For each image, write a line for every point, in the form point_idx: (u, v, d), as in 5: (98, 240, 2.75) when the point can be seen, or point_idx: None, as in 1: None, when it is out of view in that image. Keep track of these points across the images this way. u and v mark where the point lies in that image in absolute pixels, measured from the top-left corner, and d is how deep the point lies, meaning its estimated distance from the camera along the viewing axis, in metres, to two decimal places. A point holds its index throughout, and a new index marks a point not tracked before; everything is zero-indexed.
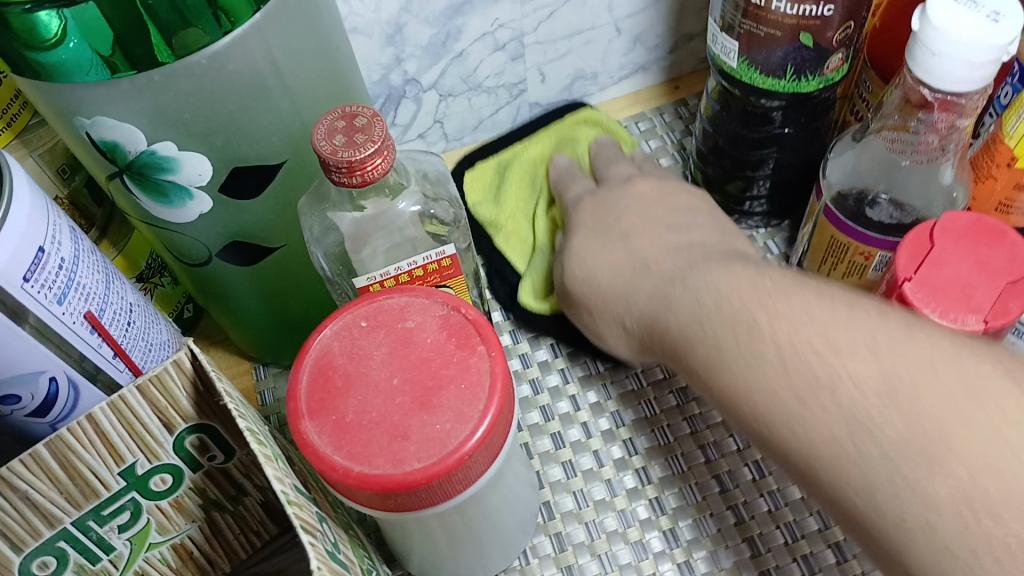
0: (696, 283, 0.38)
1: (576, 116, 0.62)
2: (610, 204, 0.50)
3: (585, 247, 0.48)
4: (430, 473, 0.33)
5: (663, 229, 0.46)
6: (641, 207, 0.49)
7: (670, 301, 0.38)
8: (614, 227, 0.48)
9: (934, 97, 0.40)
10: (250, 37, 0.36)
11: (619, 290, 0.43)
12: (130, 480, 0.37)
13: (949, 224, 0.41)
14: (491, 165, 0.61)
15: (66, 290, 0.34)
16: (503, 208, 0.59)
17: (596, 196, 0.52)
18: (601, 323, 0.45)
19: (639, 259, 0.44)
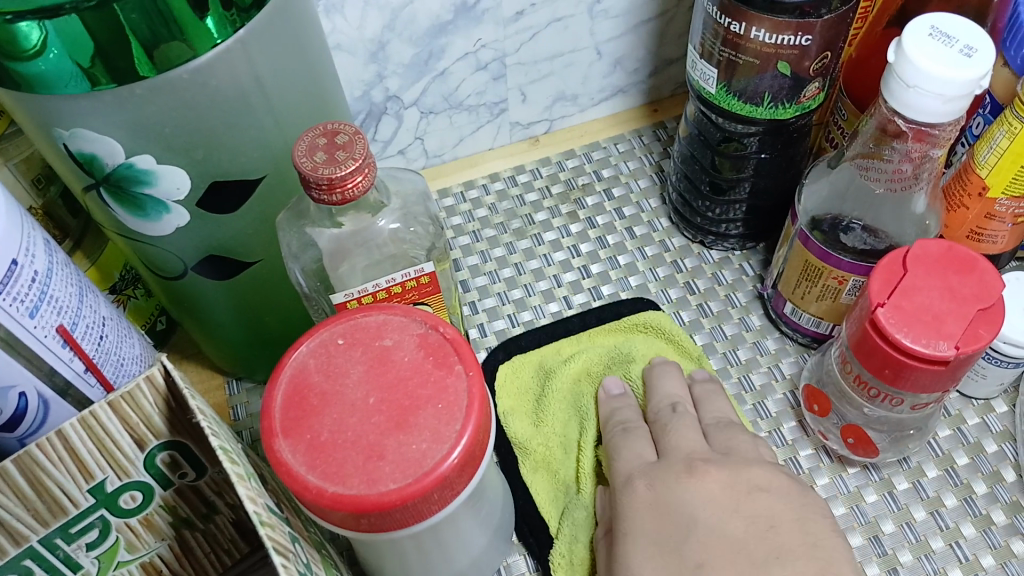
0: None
1: (632, 323, 0.54)
2: (679, 511, 0.41)
3: (646, 568, 0.40)
4: (405, 493, 0.33)
5: (750, 568, 0.38)
6: (712, 508, 0.41)
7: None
8: (683, 544, 0.40)
9: (909, 127, 0.41)
10: (233, 53, 0.36)
11: None
12: (100, 497, 0.37)
13: (921, 252, 0.41)
14: (531, 362, 0.53)
15: (38, 304, 0.34)
16: (540, 431, 0.50)
17: (656, 478, 0.43)
18: None
19: None
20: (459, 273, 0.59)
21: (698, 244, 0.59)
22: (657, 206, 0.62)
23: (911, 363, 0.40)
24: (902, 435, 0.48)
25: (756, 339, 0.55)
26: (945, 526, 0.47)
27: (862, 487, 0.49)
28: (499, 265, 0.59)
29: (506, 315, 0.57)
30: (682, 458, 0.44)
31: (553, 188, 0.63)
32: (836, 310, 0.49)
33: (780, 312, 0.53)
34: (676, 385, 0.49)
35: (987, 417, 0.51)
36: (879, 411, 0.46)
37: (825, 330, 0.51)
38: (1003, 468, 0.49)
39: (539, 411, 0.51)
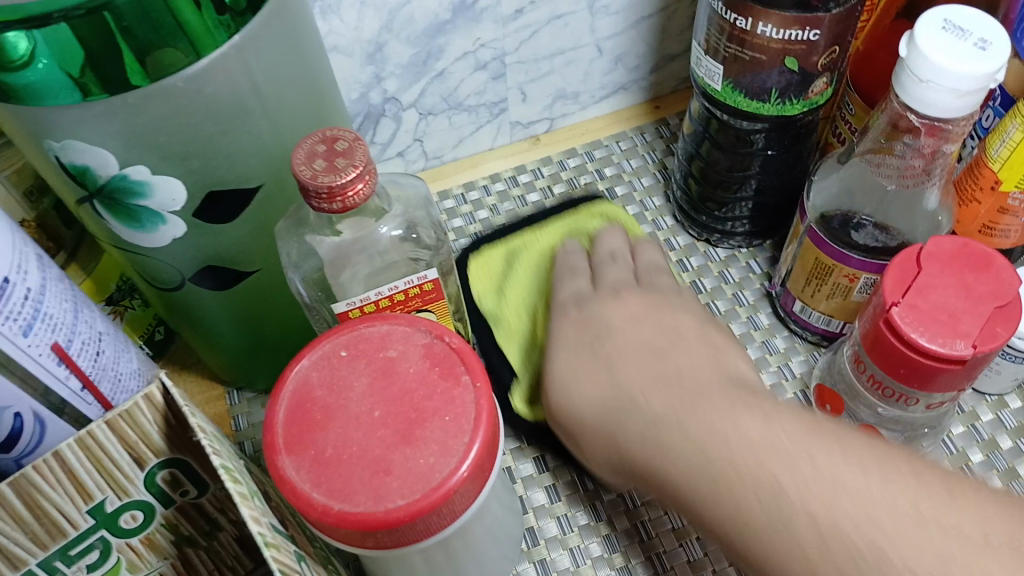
0: (694, 423, 0.34)
1: (592, 207, 0.56)
2: (598, 320, 0.44)
3: (564, 364, 0.42)
4: (412, 510, 0.32)
5: (652, 351, 0.40)
6: (625, 317, 0.43)
7: (668, 450, 0.34)
8: (593, 349, 0.42)
9: (922, 122, 0.40)
10: (229, 59, 0.35)
11: (607, 425, 0.38)
12: (99, 518, 0.36)
13: (934, 249, 0.41)
14: (500, 251, 0.55)
15: (32, 321, 0.33)
16: (508, 300, 0.53)
17: (582, 305, 0.46)
18: (589, 458, 0.41)
19: (625, 394, 0.38)
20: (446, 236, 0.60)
21: (703, 242, 0.58)
22: (661, 204, 0.60)
23: (928, 363, 0.39)
24: (916, 434, 0.47)
25: (764, 338, 0.54)
26: None
27: None
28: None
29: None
30: (605, 285, 0.47)
31: (555, 188, 0.62)
32: (846, 308, 0.48)
33: (789, 310, 0.53)
34: (618, 239, 0.51)
35: (1002, 414, 0.50)
36: (893, 411, 0.45)
37: (835, 328, 0.50)
38: (1018, 465, 0.48)
39: (504, 282, 0.53)
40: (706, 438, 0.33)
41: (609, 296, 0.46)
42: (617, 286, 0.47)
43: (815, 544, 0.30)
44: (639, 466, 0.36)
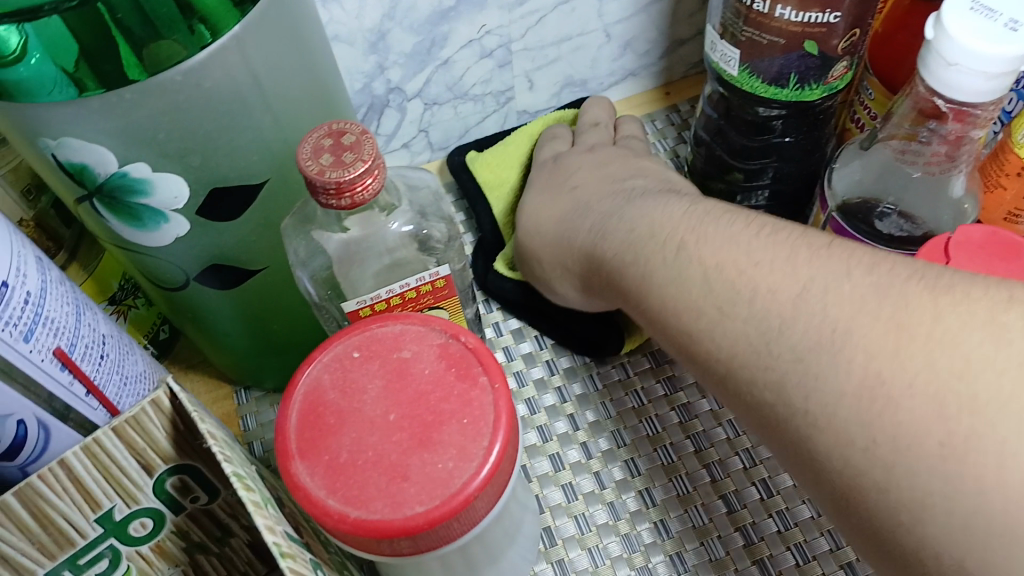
0: (632, 214, 0.40)
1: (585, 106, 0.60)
2: (567, 165, 0.52)
3: (539, 202, 0.51)
4: (431, 517, 0.31)
5: (610, 180, 0.48)
6: (593, 162, 0.51)
7: (605, 234, 0.41)
8: (566, 188, 0.50)
9: (948, 106, 0.38)
10: (229, 51, 0.33)
11: (563, 233, 0.47)
12: (108, 526, 0.35)
13: (963, 238, 0.39)
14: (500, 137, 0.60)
15: (33, 326, 0.32)
16: (492, 170, 0.59)
17: (558, 159, 0.54)
18: (549, 273, 0.49)
19: (581, 203, 0.47)
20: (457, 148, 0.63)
21: None
22: None
23: None
24: None
25: None
26: None
27: None
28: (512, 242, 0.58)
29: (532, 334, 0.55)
30: (584, 145, 0.54)
31: None
32: None
33: None
34: (602, 109, 0.58)
35: None
36: None
37: None
38: None
39: (487, 155, 0.59)
40: (635, 218, 0.39)
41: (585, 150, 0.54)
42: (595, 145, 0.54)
43: (702, 285, 0.32)
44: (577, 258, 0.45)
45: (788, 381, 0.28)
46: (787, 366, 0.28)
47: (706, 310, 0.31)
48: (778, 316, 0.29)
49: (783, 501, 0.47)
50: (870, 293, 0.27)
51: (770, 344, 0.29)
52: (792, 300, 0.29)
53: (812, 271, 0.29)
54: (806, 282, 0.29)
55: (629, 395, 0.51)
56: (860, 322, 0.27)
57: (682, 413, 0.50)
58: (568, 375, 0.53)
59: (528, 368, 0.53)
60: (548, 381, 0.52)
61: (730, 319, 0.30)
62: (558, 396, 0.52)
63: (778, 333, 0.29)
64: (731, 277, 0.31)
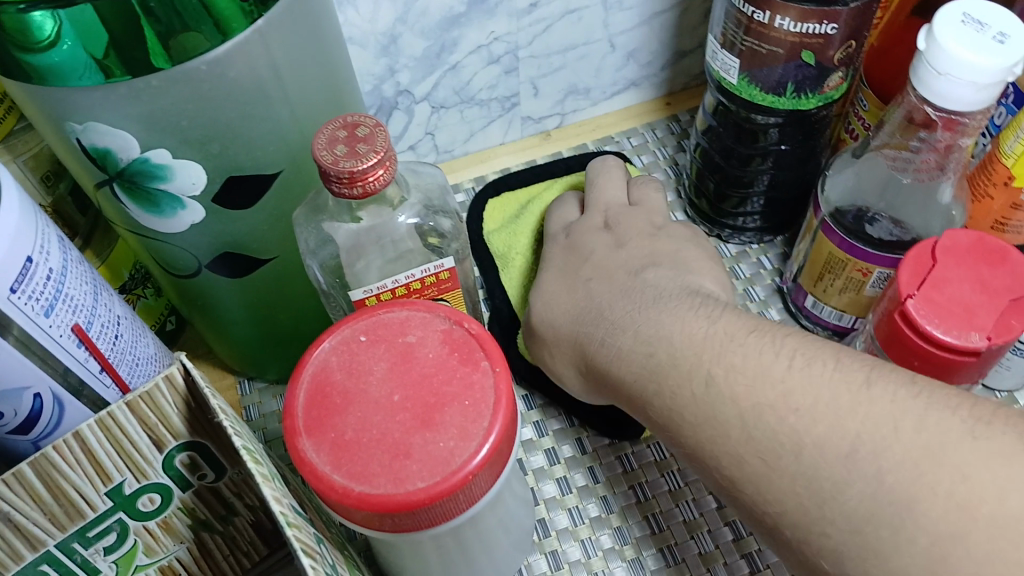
0: (649, 332, 0.39)
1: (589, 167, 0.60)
2: (584, 244, 0.50)
3: (547, 293, 0.49)
4: (432, 492, 0.32)
5: (628, 274, 0.46)
6: (610, 244, 0.49)
7: (621, 352, 0.40)
8: (579, 279, 0.48)
9: (938, 116, 0.40)
10: (252, 44, 0.35)
11: (575, 330, 0.45)
12: (118, 499, 0.36)
13: (950, 243, 0.41)
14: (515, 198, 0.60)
15: (53, 302, 0.33)
16: (506, 241, 0.57)
17: (572, 232, 0.52)
18: (560, 368, 0.47)
19: (593, 303, 0.45)
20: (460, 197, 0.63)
21: (713, 238, 0.58)
22: (672, 199, 0.61)
23: (941, 354, 0.39)
24: None
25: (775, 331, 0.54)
26: None
27: None
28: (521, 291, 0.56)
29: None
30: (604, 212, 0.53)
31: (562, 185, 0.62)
32: (858, 303, 0.48)
33: (800, 306, 0.53)
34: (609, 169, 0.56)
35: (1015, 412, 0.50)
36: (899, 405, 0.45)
37: (846, 323, 0.50)
38: None
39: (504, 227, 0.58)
40: (652, 338, 0.39)
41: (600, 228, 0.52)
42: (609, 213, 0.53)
43: (739, 432, 0.33)
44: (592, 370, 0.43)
45: (845, 552, 0.29)
46: (843, 536, 0.29)
47: (749, 457, 0.32)
48: (829, 479, 0.30)
49: None
50: (918, 455, 0.29)
51: (823, 508, 0.30)
52: (841, 461, 0.30)
53: (857, 426, 0.30)
54: (854, 440, 0.30)
55: (652, 448, 0.50)
56: (916, 493, 0.28)
57: None
58: None
59: None
60: None
61: (776, 473, 0.31)
62: None
63: (832, 498, 0.30)
64: (772, 426, 0.32)
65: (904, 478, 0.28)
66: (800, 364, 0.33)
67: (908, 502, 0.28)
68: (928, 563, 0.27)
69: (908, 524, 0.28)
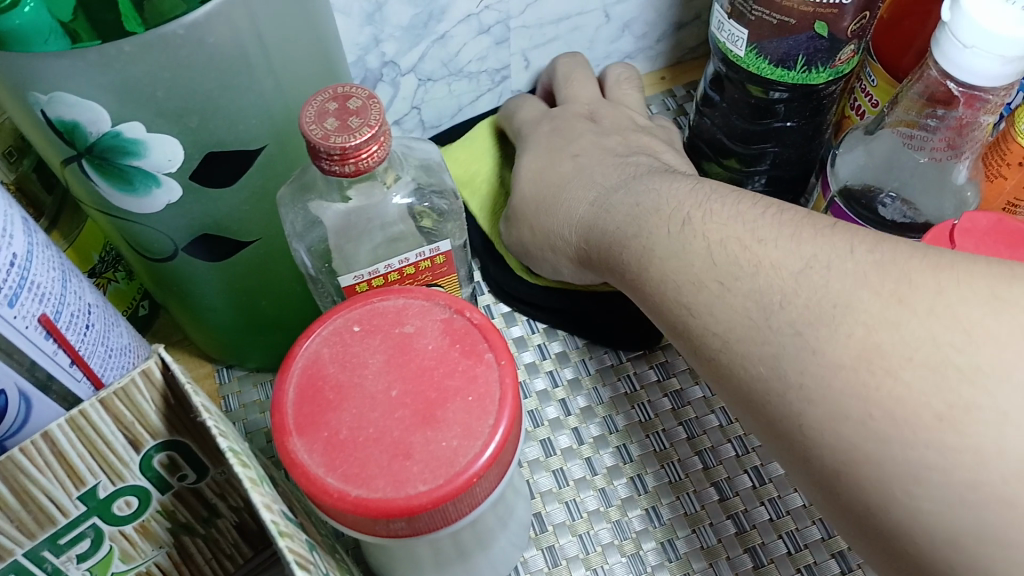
0: (638, 189, 0.43)
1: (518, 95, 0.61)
2: (568, 126, 0.53)
3: (532, 161, 0.52)
4: (435, 496, 0.30)
5: (614, 155, 0.49)
6: (595, 131, 0.52)
7: (609, 208, 0.44)
8: (563, 151, 0.51)
9: (960, 91, 0.38)
10: (233, 6, 0.32)
11: (563, 202, 0.48)
12: (91, 504, 0.33)
13: (970, 225, 0.39)
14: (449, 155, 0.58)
15: (18, 291, 0.30)
16: (461, 162, 0.58)
17: (554, 117, 0.54)
18: (535, 233, 0.50)
19: (585, 173, 0.48)
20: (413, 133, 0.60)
21: None
22: None
23: None
24: None
25: None
26: None
27: None
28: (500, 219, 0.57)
29: (524, 320, 0.54)
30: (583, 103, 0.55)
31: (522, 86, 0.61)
32: None
33: None
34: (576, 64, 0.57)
35: None
36: None
37: None
38: None
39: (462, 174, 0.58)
40: (640, 193, 0.42)
41: (585, 118, 0.54)
42: (591, 106, 0.55)
43: (706, 261, 0.35)
44: (568, 224, 0.47)
45: (785, 353, 0.30)
46: (787, 339, 0.30)
47: (708, 283, 0.34)
48: (781, 292, 0.31)
49: (775, 489, 0.47)
50: (872, 270, 0.30)
51: (769, 318, 0.31)
52: (794, 277, 0.31)
53: (814, 248, 0.31)
54: (809, 260, 0.31)
55: (651, 437, 0.48)
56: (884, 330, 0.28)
57: (675, 398, 0.50)
58: (560, 360, 0.52)
59: (519, 353, 0.52)
60: (540, 364, 0.52)
61: (732, 292, 0.33)
62: (549, 380, 0.51)
63: (781, 304, 0.31)
64: (735, 252, 0.34)
65: (850, 286, 0.29)
66: (777, 212, 0.34)
67: (849, 303, 0.29)
68: (860, 353, 0.28)
69: (849, 321, 0.29)
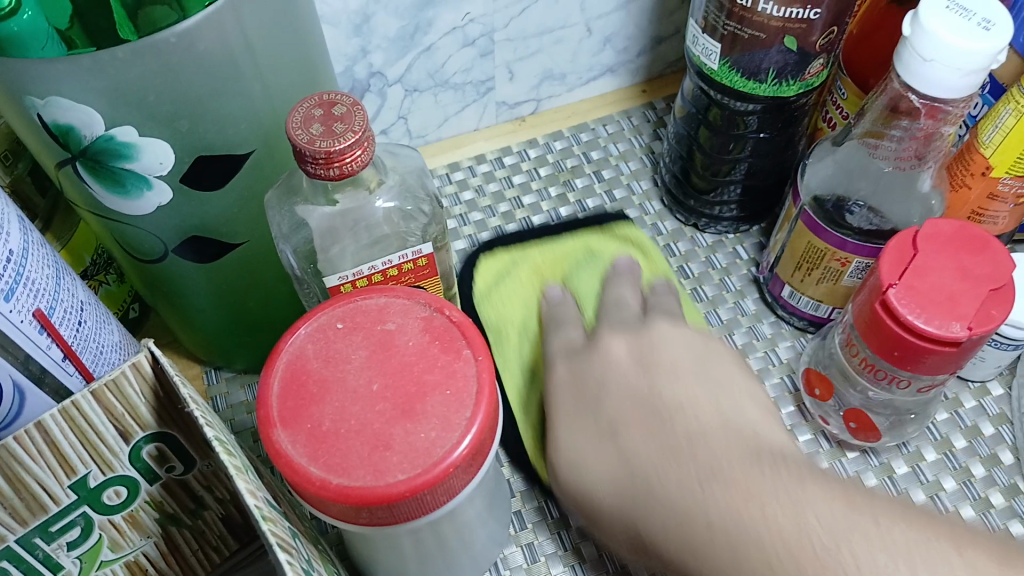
0: (699, 478, 0.32)
1: (574, 241, 0.54)
2: (594, 381, 0.39)
3: (571, 435, 0.38)
4: (413, 485, 0.31)
5: (654, 413, 0.36)
6: (626, 387, 0.38)
7: (687, 513, 0.31)
8: (596, 408, 0.38)
9: (922, 103, 0.40)
10: (224, 15, 0.33)
11: (628, 517, 0.34)
12: (82, 493, 0.34)
13: (932, 232, 0.41)
14: (487, 275, 0.53)
15: (14, 286, 0.31)
16: (500, 307, 0.52)
17: (583, 354, 0.42)
18: (607, 532, 0.37)
19: (632, 469, 0.35)
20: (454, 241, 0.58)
21: (690, 228, 0.58)
22: (648, 188, 0.60)
23: (921, 343, 0.39)
24: (901, 419, 0.47)
25: (752, 324, 0.54)
26: (945, 509, 0.47)
27: (861, 471, 0.49)
28: (478, 228, 0.59)
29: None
30: (602, 331, 0.42)
31: (541, 171, 0.62)
32: (835, 293, 0.48)
33: (777, 295, 0.53)
34: (625, 285, 0.47)
35: (984, 400, 0.51)
36: (884, 395, 0.45)
37: (823, 313, 0.50)
38: (1000, 451, 0.49)
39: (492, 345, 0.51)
40: (701, 488, 0.32)
41: (617, 336, 0.41)
42: (637, 308, 0.44)
43: None
44: (682, 552, 0.32)
45: None
46: None
47: None
48: None
49: None
50: None
51: None
52: None
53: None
54: None
55: None
56: None
57: None
58: None
59: None
60: None
61: None
62: None
63: None
64: None
65: None
66: (898, 547, 0.28)
67: None
68: None
69: None
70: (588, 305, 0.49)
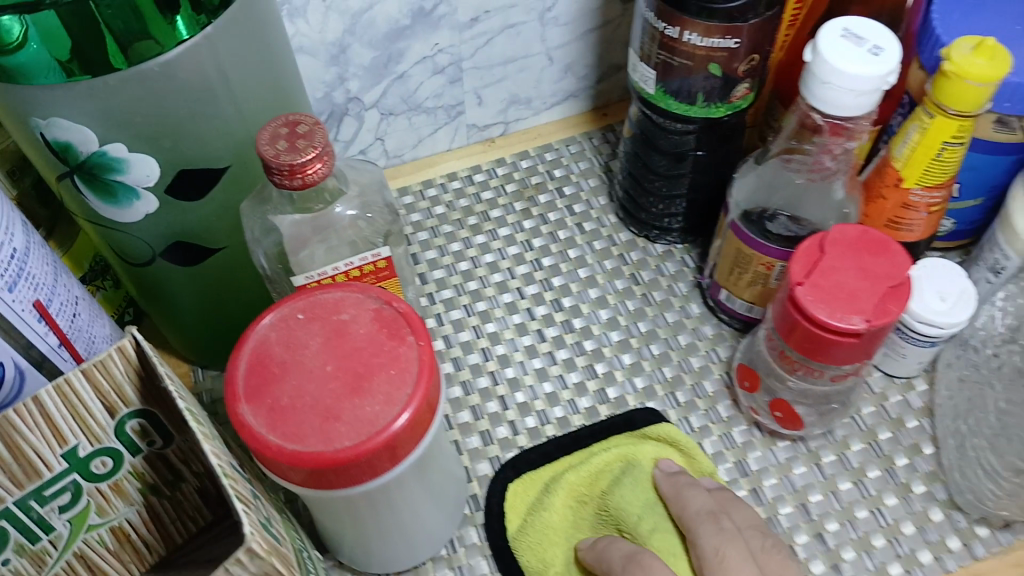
0: None
1: (603, 459, 0.51)
2: None
3: None
4: (358, 450, 0.35)
5: None
6: None
7: None
8: None
9: (826, 121, 0.45)
10: (202, 48, 0.39)
11: None
12: (73, 462, 0.39)
13: (838, 236, 0.46)
14: (518, 511, 0.51)
15: (17, 279, 0.36)
16: (538, 550, 0.49)
17: None
18: None
19: None
20: (460, 371, 0.57)
21: (642, 239, 0.63)
22: (605, 203, 0.65)
23: (826, 335, 0.44)
24: (826, 409, 0.52)
25: (695, 326, 0.58)
26: (868, 494, 0.51)
27: (791, 460, 0.53)
28: (447, 239, 0.64)
29: (471, 326, 0.59)
30: None
31: (534, 241, 0.63)
32: (766, 294, 0.52)
33: (717, 300, 0.57)
34: (704, 495, 0.47)
35: (908, 395, 0.55)
36: (803, 385, 0.50)
37: (757, 314, 0.55)
38: (922, 442, 0.53)
39: None
40: None
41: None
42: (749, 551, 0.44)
43: None
44: None
45: None
46: None
47: None
48: None
49: None
50: None
51: None
52: None
53: None
54: None
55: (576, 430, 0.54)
56: None
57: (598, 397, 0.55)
58: (501, 361, 0.57)
59: (465, 354, 0.57)
60: (483, 365, 0.57)
61: None
62: (491, 379, 0.56)
63: None
64: None
65: None
66: None
67: None
68: None
69: None
70: (648, 525, 0.47)
